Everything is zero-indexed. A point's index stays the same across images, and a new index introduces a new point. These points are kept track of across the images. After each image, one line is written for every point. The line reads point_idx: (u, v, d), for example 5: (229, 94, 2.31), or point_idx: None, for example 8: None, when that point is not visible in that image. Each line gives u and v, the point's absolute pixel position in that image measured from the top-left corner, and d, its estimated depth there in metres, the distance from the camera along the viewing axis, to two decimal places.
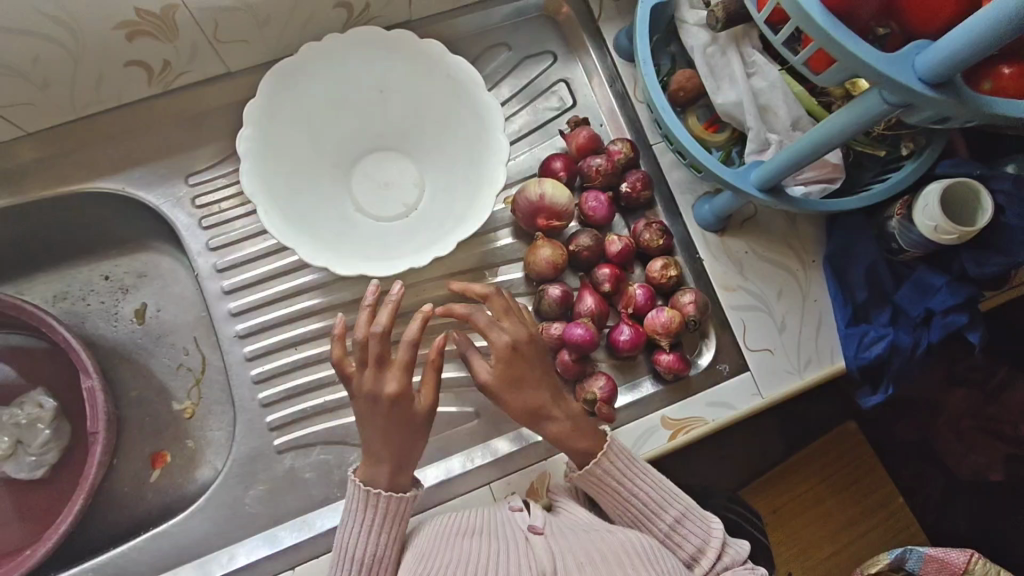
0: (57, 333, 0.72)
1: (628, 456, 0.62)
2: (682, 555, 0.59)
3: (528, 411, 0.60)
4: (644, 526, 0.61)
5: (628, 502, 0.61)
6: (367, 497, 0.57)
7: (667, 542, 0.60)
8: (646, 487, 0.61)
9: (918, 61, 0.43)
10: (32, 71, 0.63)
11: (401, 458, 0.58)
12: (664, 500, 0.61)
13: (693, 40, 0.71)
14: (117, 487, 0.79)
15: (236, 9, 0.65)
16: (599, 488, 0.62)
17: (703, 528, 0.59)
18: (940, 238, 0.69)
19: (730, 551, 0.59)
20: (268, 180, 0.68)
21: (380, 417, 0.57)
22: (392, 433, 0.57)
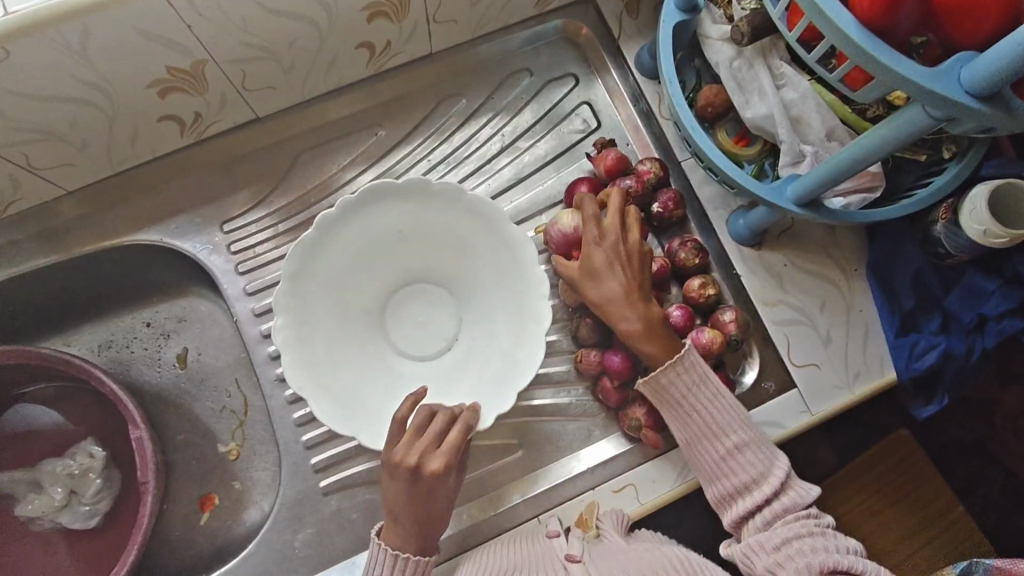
0: (105, 386, 0.73)
1: (698, 374, 0.62)
2: (739, 480, 0.60)
3: (605, 297, 0.62)
4: (704, 444, 0.62)
5: (693, 418, 0.62)
6: (394, 560, 0.55)
7: (725, 464, 0.61)
8: (715, 406, 0.62)
9: (964, 74, 0.42)
10: (72, 135, 0.65)
11: (426, 540, 0.56)
12: (731, 423, 0.61)
13: (717, 56, 0.70)
14: (168, 532, 0.80)
15: (264, 59, 0.67)
16: (667, 398, 0.63)
17: (764, 461, 0.60)
18: (990, 242, 0.66)
19: (791, 492, 0.59)
20: (295, 342, 0.64)
21: (408, 493, 0.55)
22: (430, 520, 0.56)
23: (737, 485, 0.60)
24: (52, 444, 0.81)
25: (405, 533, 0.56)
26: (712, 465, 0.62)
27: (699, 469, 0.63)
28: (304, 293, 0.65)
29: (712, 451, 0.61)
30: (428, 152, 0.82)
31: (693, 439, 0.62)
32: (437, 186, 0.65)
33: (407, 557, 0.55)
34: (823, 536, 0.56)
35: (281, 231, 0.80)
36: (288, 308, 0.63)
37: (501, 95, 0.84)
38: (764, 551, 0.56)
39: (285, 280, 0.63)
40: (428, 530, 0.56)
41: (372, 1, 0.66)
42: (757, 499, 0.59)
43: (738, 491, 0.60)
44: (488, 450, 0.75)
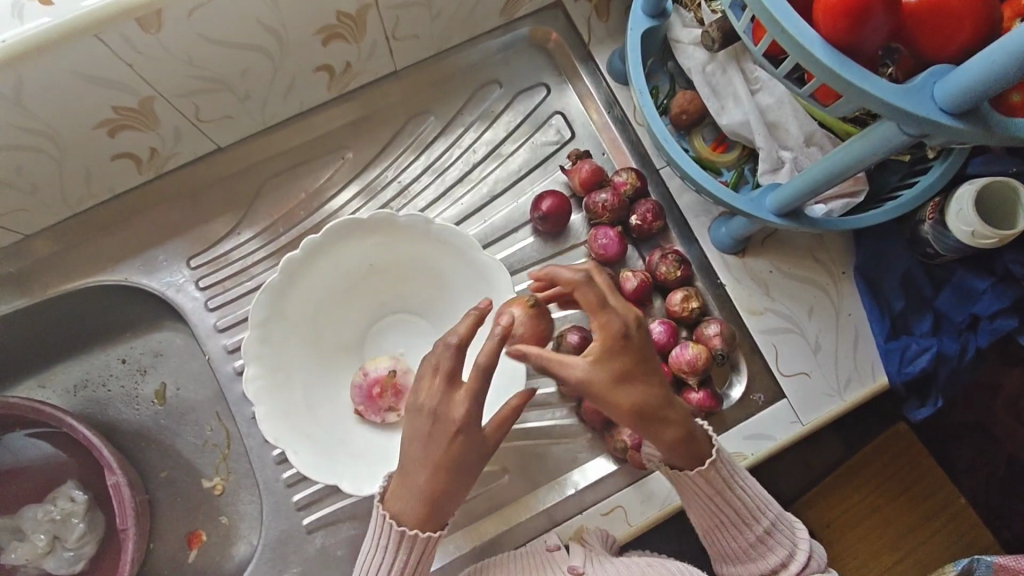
0: (78, 432, 0.72)
1: (732, 468, 0.57)
2: (764, 564, 0.57)
3: (643, 408, 0.50)
4: (730, 532, 0.58)
5: (722, 510, 0.57)
6: (399, 537, 0.50)
7: (751, 549, 0.58)
8: (746, 494, 0.57)
9: (937, 91, 0.39)
10: (22, 180, 0.63)
11: (439, 509, 0.49)
12: (760, 507, 0.58)
13: (689, 61, 0.67)
14: (156, 572, 0.79)
15: (216, 90, 0.64)
16: (697, 493, 0.56)
17: (790, 541, 0.58)
18: (978, 243, 0.64)
19: (817, 566, 0.58)
20: (270, 392, 0.61)
21: (443, 447, 0.47)
22: (446, 489, 0.48)
23: (762, 570, 0.57)
24: (33, 489, 0.79)
25: (416, 502, 0.49)
26: (735, 550, 0.58)
27: (716, 549, 0.60)
28: (275, 341, 0.62)
29: (740, 537, 0.58)
30: (399, 172, 0.80)
31: (721, 529, 0.58)
32: (404, 219, 0.63)
33: (416, 534, 0.49)
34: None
35: (252, 261, 0.77)
36: (260, 356, 0.61)
37: (470, 109, 0.81)
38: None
39: (254, 329, 0.61)
40: (446, 497, 0.49)
41: (325, 24, 0.63)
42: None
43: (762, 574, 0.57)
44: (473, 476, 0.73)
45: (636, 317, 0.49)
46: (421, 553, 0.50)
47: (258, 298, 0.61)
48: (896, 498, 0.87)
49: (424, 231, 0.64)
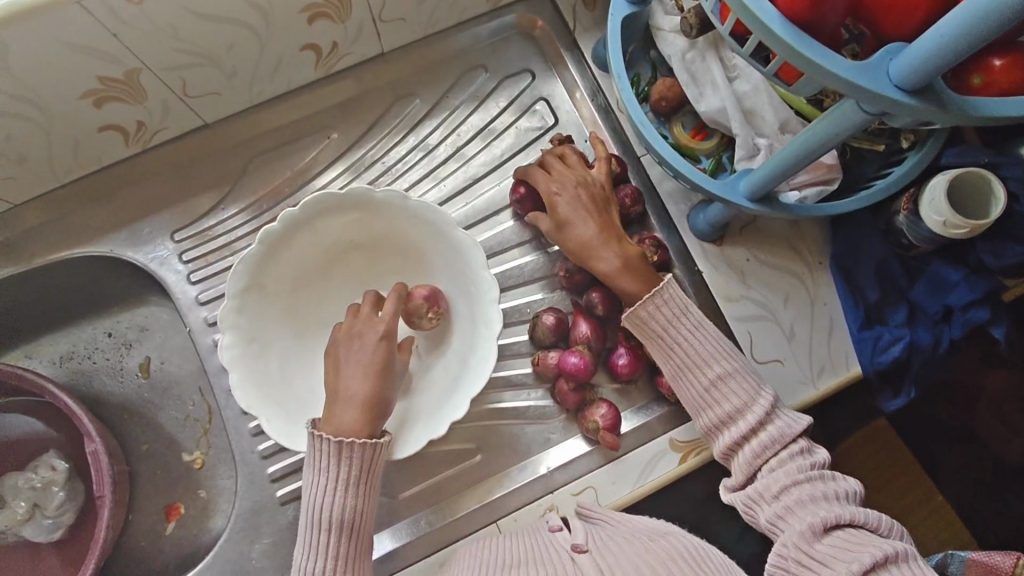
0: (60, 400, 0.73)
1: (681, 305, 0.61)
2: (723, 409, 0.59)
3: (581, 243, 0.66)
4: (688, 376, 0.61)
5: (676, 351, 0.61)
6: (338, 448, 0.54)
7: (709, 393, 0.60)
8: (697, 336, 0.61)
9: (893, 68, 0.40)
10: (8, 147, 0.64)
11: (379, 413, 0.57)
12: (714, 353, 0.60)
13: (670, 48, 0.68)
14: (134, 542, 0.80)
15: (202, 65, 0.65)
16: (648, 332, 0.62)
17: (748, 389, 0.59)
18: (949, 233, 0.64)
19: (779, 421, 0.58)
20: (245, 362, 0.62)
21: (378, 354, 0.59)
22: (383, 396, 0.58)
23: (722, 414, 0.59)
24: (17, 457, 0.81)
25: (354, 412, 0.56)
26: (696, 396, 0.60)
27: (685, 401, 0.62)
28: (252, 311, 0.63)
29: (695, 381, 0.60)
30: (384, 154, 0.81)
31: (678, 371, 0.61)
32: (382, 195, 0.64)
33: (356, 440, 0.54)
34: (824, 479, 0.55)
35: (237, 237, 0.79)
36: (236, 326, 0.62)
37: (456, 93, 0.82)
38: (765, 501, 0.55)
39: (230, 299, 0.62)
40: (383, 407, 0.57)
41: (309, 3, 0.64)
42: (743, 429, 0.58)
43: (723, 420, 0.59)
44: (448, 453, 0.74)
45: (581, 177, 0.69)
46: (371, 457, 0.55)
47: (235, 269, 0.62)
48: None
49: (401, 206, 0.65)
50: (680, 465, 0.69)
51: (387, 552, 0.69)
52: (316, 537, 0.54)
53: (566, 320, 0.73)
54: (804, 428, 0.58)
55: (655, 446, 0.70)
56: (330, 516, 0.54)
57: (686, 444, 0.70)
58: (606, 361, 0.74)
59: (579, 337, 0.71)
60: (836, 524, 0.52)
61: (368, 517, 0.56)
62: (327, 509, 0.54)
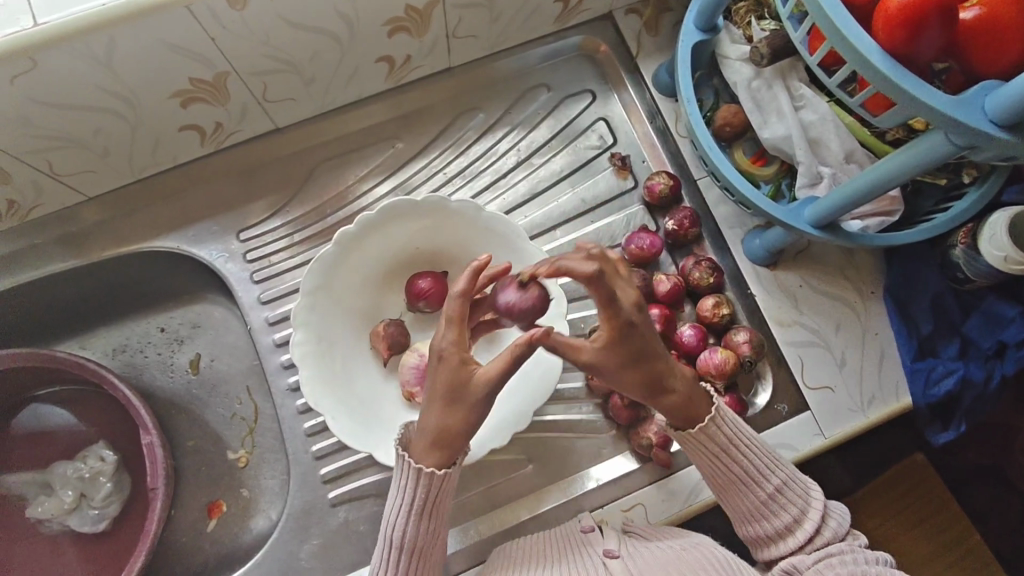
0: (118, 391, 0.74)
1: (737, 426, 0.57)
2: (777, 523, 0.57)
3: (651, 377, 0.52)
4: (741, 491, 0.58)
5: (730, 465, 0.57)
6: (418, 473, 0.52)
7: (762, 507, 0.57)
8: (752, 450, 0.58)
9: (988, 103, 0.41)
10: (95, 141, 0.66)
11: (450, 446, 0.50)
12: (770, 466, 0.58)
13: (737, 75, 0.69)
14: (175, 538, 0.80)
15: (285, 71, 0.68)
16: (703, 449, 0.57)
17: (801, 498, 0.57)
18: (1009, 268, 0.65)
19: (831, 523, 0.56)
20: (315, 359, 0.64)
21: (441, 377, 0.49)
22: (451, 425, 0.49)
23: (775, 527, 0.57)
24: (64, 447, 0.81)
25: (426, 440, 0.51)
26: (748, 509, 0.58)
27: (732, 511, 0.60)
28: (323, 309, 0.65)
29: (750, 496, 0.58)
30: (444, 165, 0.82)
31: (731, 485, 0.58)
32: (455, 204, 0.66)
33: (432, 469, 0.51)
34: (854, 551, 0.53)
35: (298, 240, 0.80)
36: (308, 323, 0.64)
37: (517, 110, 0.84)
38: (797, 574, 0.53)
39: (304, 297, 0.64)
40: (452, 437, 0.50)
41: (393, 17, 0.66)
42: (797, 541, 0.56)
43: (776, 534, 0.57)
44: (498, 464, 0.74)
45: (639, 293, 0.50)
46: (439, 486, 0.52)
47: (311, 268, 0.64)
48: (914, 525, 0.86)
49: (472, 217, 0.66)
50: None
51: None
52: (387, 555, 0.54)
53: None
54: (849, 530, 0.57)
55: None
56: (400, 540, 0.53)
57: None
58: None
59: None
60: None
61: (438, 539, 0.55)
62: (398, 532, 0.53)
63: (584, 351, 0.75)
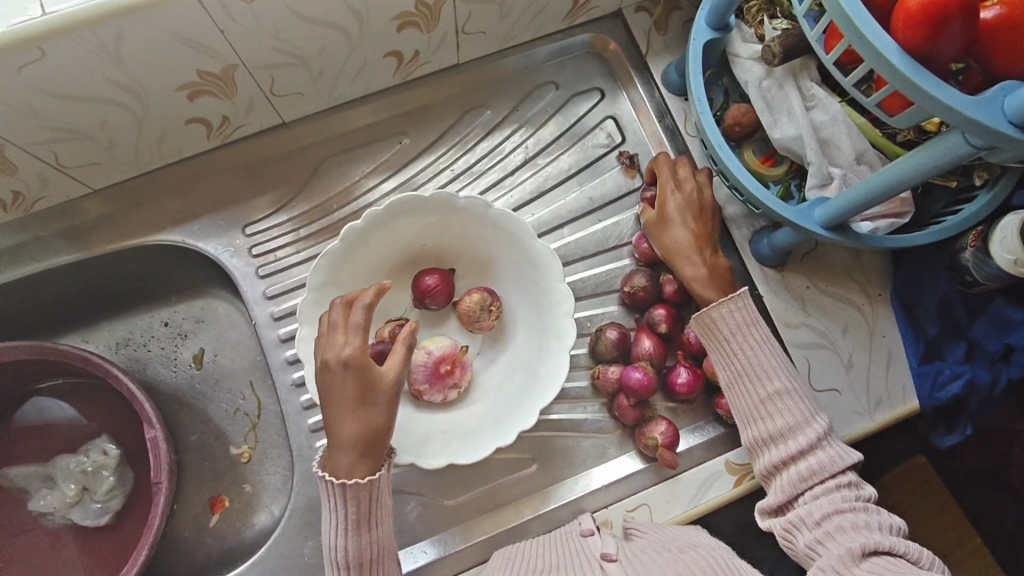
0: (122, 384, 0.73)
1: (751, 316, 0.64)
2: (775, 425, 0.60)
3: (673, 245, 0.68)
4: (745, 386, 0.62)
5: (738, 355, 0.63)
6: (343, 489, 0.52)
7: (764, 406, 0.61)
8: (760, 348, 0.63)
9: (1008, 103, 0.41)
10: (101, 134, 0.65)
11: (371, 449, 0.53)
12: (776, 369, 0.62)
13: (747, 75, 0.69)
14: (177, 533, 0.80)
15: (293, 65, 0.67)
16: (714, 335, 0.64)
17: (804, 411, 0.60)
18: (1019, 271, 0.65)
19: (829, 449, 0.59)
20: None
21: (344, 390, 0.52)
22: (372, 427, 0.52)
23: (773, 430, 0.60)
24: (67, 441, 0.81)
25: (346, 449, 0.52)
26: (751, 408, 0.62)
27: (737, 414, 0.63)
28: (329, 304, 0.65)
29: (753, 392, 0.62)
30: (450, 162, 0.82)
31: (737, 379, 0.63)
32: (463, 202, 0.65)
33: (354, 481, 0.52)
34: (867, 513, 0.56)
35: (303, 236, 0.80)
36: (314, 320, 0.64)
37: (525, 107, 0.83)
38: (804, 526, 0.57)
39: (310, 293, 0.63)
40: (376, 440, 0.53)
41: (402, 12, 0.66)
42: (792, 448, 0.59)
43: (774, 437, 0.60)
44: (501, 463, 0.73)
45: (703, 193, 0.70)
46: (370, 494, 0.53)
47: (318, 263, 0.63)
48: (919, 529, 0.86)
49: (480, 214, 0.66)
50: (734, 488, 0.70)
51: (439, 558, 0.69)
52: (336, 575, 0.54)
53: (628, 336, 0.74)
54: (854, 462, 0.59)
55: (711, 469, 0.70)
56: (344, 558, 0.53)
57: (742, 467, 0.70)
58: (664, 379, 0.74)
59: (640, 353, 0.72)
60: (874, 549, 0.53)
61: (385, 551, 0.55)
62: (341, 550, 0.53)
63: (590, 351, 0.75)
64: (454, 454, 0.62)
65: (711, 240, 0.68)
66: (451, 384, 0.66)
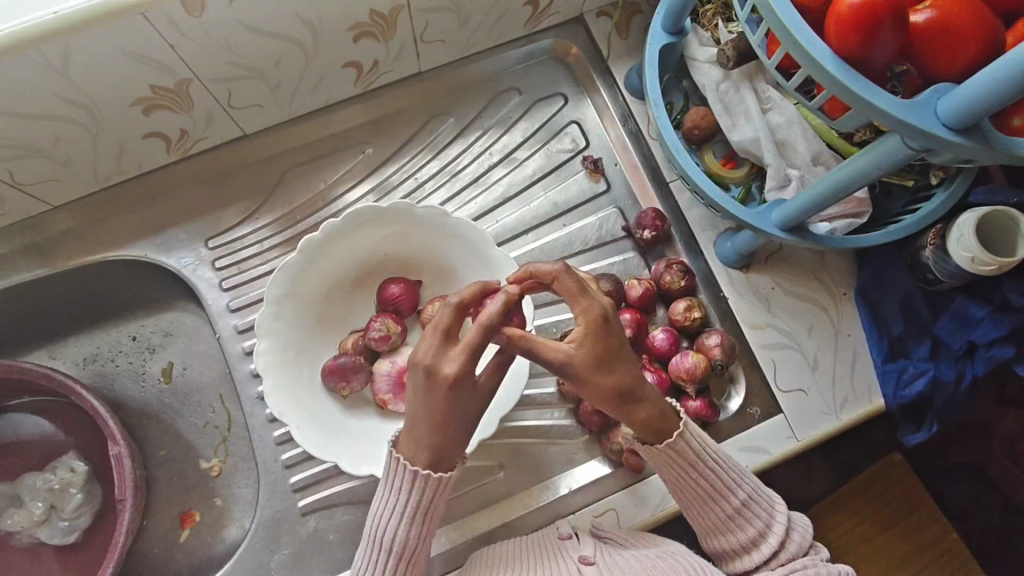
0: (85, 401, 0.73)
1: (704, 438, 0.56)
2: (743, 537, 0.57)
3: (615, 394, 0.50)
4: (707, 505, 0.57)
5: (699, 479, 0.56)
6: (413, 477, 0.51)
7: (729, 521, 0.57)
8: (720, 465, 0.57)
9: (941, 106, 0.41)
10: (56, 150, 0.65)
11: (446, 454, 0.51)
12: (736, 480, 0.57)
13: (705, 78, 0.69)
14: (147, 549, 0.79)
15: (249, 77, 0.67)
16: (670, 464, 0.56)
17: (765, 514, 0.57)
18: (978, 269, 0.65)
19: (793, 539, 0.57)
20: (282, 369, 0.64)
21: (440, 402, 0.49)
22: (454, 438, 0.50)
23: (741, 542, 0.57)
24: (35, 458, 0.80)
25: (424, 450, 0.51)
26: (716, 522, 0.58)
27: (698, 523, 0.59)
28: (288, 317, 0.65)
29: (716, 510, 0.57)
30: (415, 170, 0.82)
31: (698, 498, 0.57)
32: (421, 211, 0.65)
33: (429, 474, 0.51)
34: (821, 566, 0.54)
35: (269, 247, 0.80)
36: (272, 332, 0.63)
37: (489, 114, 0.84)
38: None
39: (268, 307, 0.63)
40: (450, 447, 0.51)
41: (358, 22, 0.66)
42: (763, 555, 0.56)
43: (742, 547, 0.57)
44: (470, 471, 0.73)
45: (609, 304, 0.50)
46: (436, 490, 0.52)
47: (275, 276, 0.63)
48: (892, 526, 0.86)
49: (439, 223, 0.66)
50: None
51: None
52: (377, 559, 0.54)
53: None
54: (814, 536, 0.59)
55: None
56: (391, 540, 0.53)
57: None
58: None
59: None
60: None
61: (426, 544, 0.55)
62: (389, 532, 0.53)
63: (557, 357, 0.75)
64: None
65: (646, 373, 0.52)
66: None
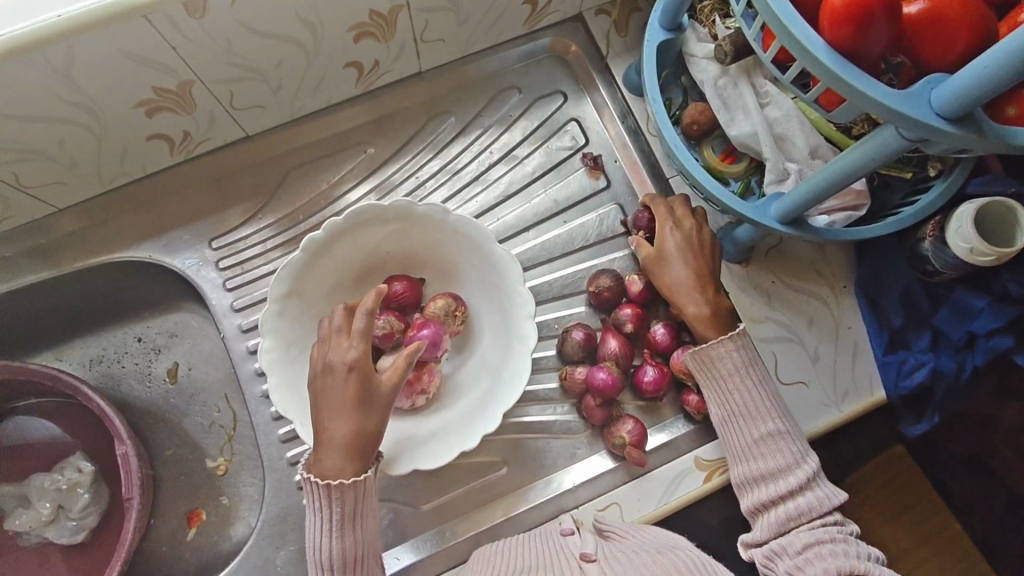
0: (92, 402, 0.74)
1: (750, 356, 0.64)
2: (766, 465, 0.61)
3: (672, 282, 0.68)
4: (737, 426, 0.63)
5: (734, 396, 0.64)
6: (328, 489, 0.54)
7: (756, 447, 0.62)
8: (756, 390, 0.64)
9: (934, 96, 0.42)
10: (61, 152, 0.66)
11: (362, 452, 0.55)
12: (771, 412, 0.63)
13: (703, 74, 0.70)
14: (154, 548, 0.80)
15: (251, 78, 0.68)
16: (711, 373, 0.65)
17: (794, 452, 0.61)
18: (975, 259, 0.65)
19: (817, 489, 0.60)
20: (285, 368, 0.64)
21: (346, 391, 0.55)
22: (364, 430, 0.55)
23: (764, 469, 0.61)
24: (42, 459, 0.81)
25: (340, 453, 0.54)
26: (742, 446, 0.63)
27: (727, 448, 0.65)
28: (291, 315, 0.65)
29: (745, 433, 0.63)
30: (416, 169, 0.82)
31: (730, 417, 0.64)
32: (422, 209, 0.66)
33: (343, 481, 0.54)
34: (845, 541, 0.57)
35: (272, 247, 0.80)
36: (275, 330, 0.64)
37: (489, 112, 0.84)
38: (786, 555, 0.58)
39: (271, 306, 0.64)
40: (366, 442, 0.55)
41: (358, 22, 0.66)
42: (783, 487, 0.60)
43: (765, 476, 0.61)
44: (474, 466, 0.74)
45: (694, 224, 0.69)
46: (355, 494, 0.55)
47: (279, 274, 0.63)
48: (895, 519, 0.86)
49: (440, 220, 0.67)
50: (704, 484, 0.70)
51: (412, 563, 0.69)
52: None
53: (594, 336, 0.74)
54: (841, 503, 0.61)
55: (679, 467, 0.71)
56: (327, 558, 0.55)
57: (711, 463, 0.70)
58: (631, 378, 0.74)
59: (607, 353, 0.72)
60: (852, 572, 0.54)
61: (371, 548, 0.57)
62: (326, 550, 0.55)
63: (559, 353, 0.76)
64: (419, 458, 0.63)
65: (712, 279, 0.68)
66: (420, 390, 0.66)
